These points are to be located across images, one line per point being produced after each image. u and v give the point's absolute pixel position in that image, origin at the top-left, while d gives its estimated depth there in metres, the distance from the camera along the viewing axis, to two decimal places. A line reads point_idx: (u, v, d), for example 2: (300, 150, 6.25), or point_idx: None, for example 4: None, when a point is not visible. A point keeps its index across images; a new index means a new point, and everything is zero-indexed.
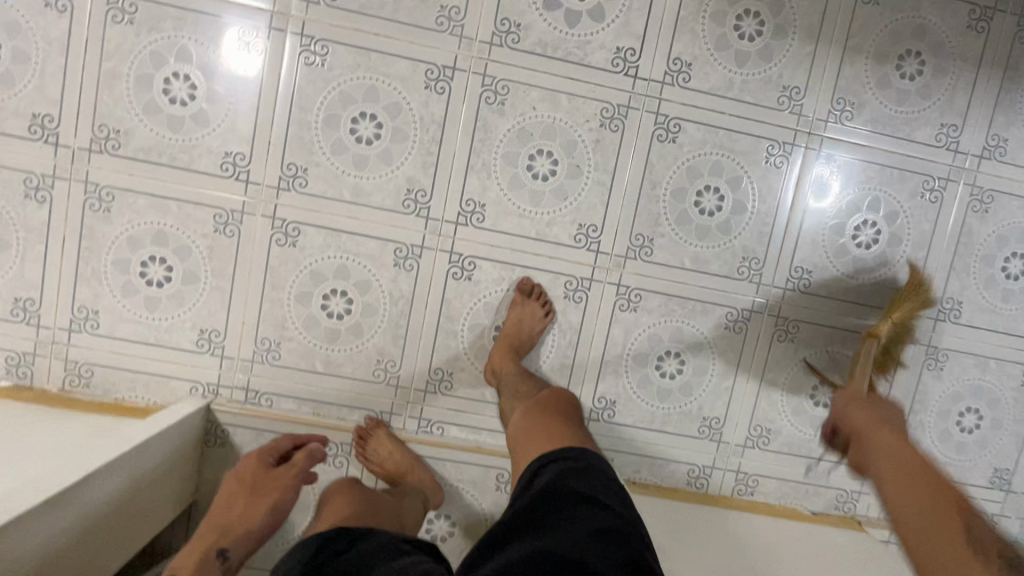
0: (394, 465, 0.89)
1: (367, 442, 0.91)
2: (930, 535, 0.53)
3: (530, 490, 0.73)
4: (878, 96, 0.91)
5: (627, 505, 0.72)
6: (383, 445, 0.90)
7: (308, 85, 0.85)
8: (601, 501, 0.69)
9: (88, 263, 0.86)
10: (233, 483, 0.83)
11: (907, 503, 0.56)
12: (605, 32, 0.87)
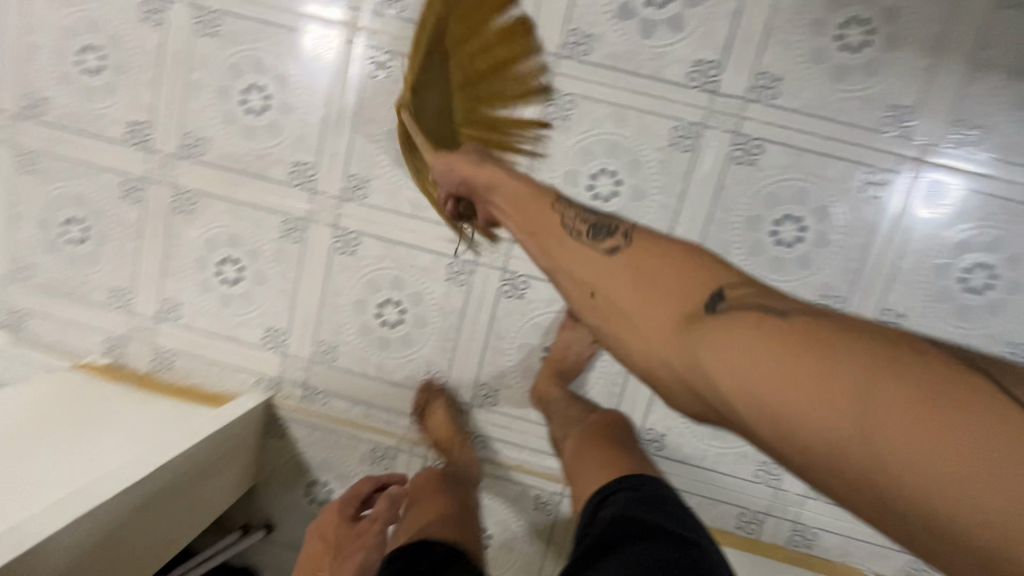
0: (446, 438, 0.90)
1: (426, 411, 0.92)
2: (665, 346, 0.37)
3: (592, 528, 0.65)
4: (1010, 118, 0.78)
5: (698, 534, 0.63)
6: (442, 417, 0.91)
7: (374, 98, 0.86)
8: (668, 529, 0.61)
9: (173, 260, 0.94)
10: (316, 543, 0.82)
11: (630, 318, 0.40)
12: (683, 44, 0.80)
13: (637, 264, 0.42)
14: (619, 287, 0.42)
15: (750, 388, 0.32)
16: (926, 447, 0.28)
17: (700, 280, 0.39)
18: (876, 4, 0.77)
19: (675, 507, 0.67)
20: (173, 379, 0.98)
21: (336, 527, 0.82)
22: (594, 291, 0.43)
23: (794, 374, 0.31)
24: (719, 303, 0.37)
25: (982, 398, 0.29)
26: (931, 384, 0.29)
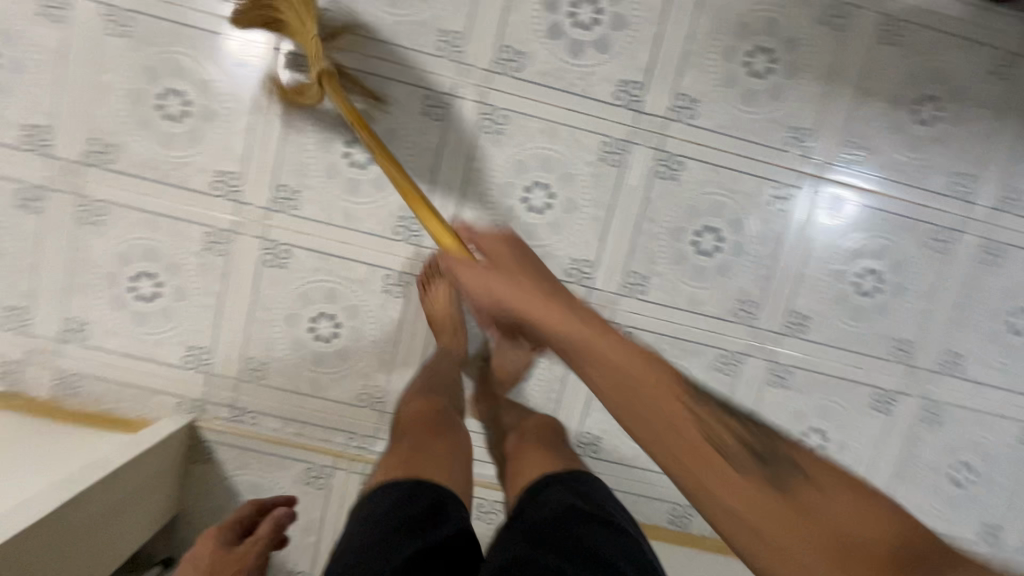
0: (440, 317, 0.85)
1: (428, 286, 0.86)
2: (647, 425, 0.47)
3: (540, 506, 0.66)
4: (890, 141, 0.88)
5: (634, 528, 0.67)
6: (440, 295, 0.85)
7: (304, 106, 0.84)
8: (609, 519, 0.64)
9: (79, 275, 0.86)
10: (189, 568, 0.72)
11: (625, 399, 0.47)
12: (609, 64, 0.84)
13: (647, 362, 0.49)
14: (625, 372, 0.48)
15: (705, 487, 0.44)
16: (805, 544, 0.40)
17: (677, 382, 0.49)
18: (778, 36, 0.85)
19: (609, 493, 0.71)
20: (80, 405, 0.89)
21: (213, 551, 0.73)
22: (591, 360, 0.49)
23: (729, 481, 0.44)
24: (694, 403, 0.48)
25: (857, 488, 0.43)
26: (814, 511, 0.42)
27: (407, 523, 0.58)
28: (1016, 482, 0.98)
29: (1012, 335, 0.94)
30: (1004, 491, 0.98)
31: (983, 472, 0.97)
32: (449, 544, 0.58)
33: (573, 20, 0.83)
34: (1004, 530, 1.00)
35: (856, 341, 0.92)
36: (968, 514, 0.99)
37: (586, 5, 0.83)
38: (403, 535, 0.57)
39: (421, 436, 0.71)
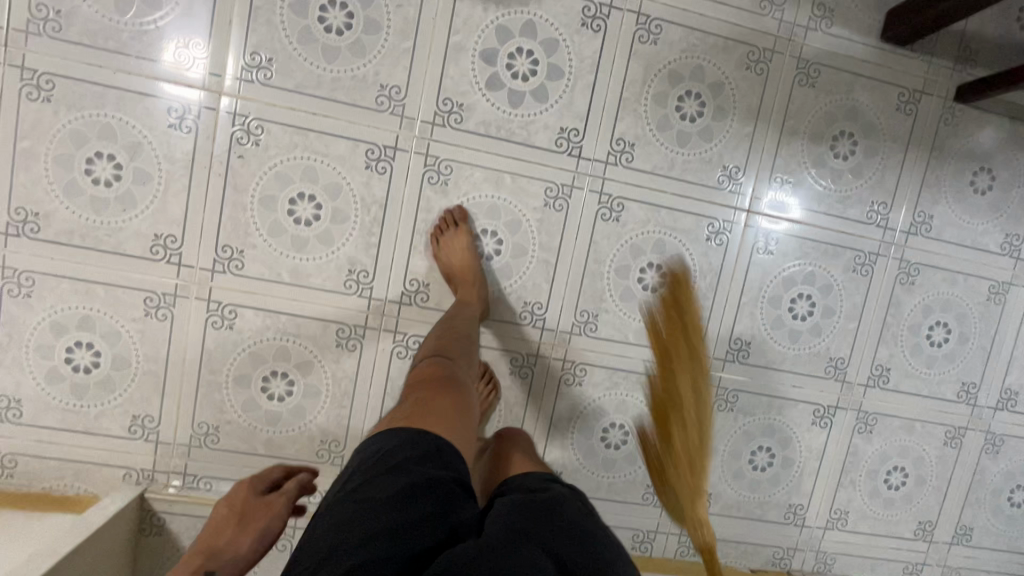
0: (457, 265, 0.85)
1: (445, 233, 0.86)
2: None
3: (533, 494, 0.67)
4: (812, 175, 0.94)
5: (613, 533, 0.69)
6: (458, 244, 0.85)
7: (243, 165, 0.82)
8: (593, 517, 0.66)
9: (8, 350, 0.82)
10: (222, 508, 0.75)
11: None
12: (548, 113, 0.87)
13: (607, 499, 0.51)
14: None
15: None
16: None
17: None
18: (705, 81, 0.90)
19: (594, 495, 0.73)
20: (15, 485, 0.85)
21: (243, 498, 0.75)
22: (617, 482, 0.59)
23: None
24: None
25: None
26: None
27: (408, 464, 0.59)
28: (943, 480, 1.06)
29: (931, 346, 1.01)
30: (933, 489, 1.06)
31: (914, 474, 1.05)
32: (447, 483, 0.59)
33: (511, 71, 0.85)
34: (937, 525, 1.07)
35: (794, 362, 0.98)
36: (902, 513, 1.06)
37: (522, 57, 0.85)
38: (406, 473, 0.58)
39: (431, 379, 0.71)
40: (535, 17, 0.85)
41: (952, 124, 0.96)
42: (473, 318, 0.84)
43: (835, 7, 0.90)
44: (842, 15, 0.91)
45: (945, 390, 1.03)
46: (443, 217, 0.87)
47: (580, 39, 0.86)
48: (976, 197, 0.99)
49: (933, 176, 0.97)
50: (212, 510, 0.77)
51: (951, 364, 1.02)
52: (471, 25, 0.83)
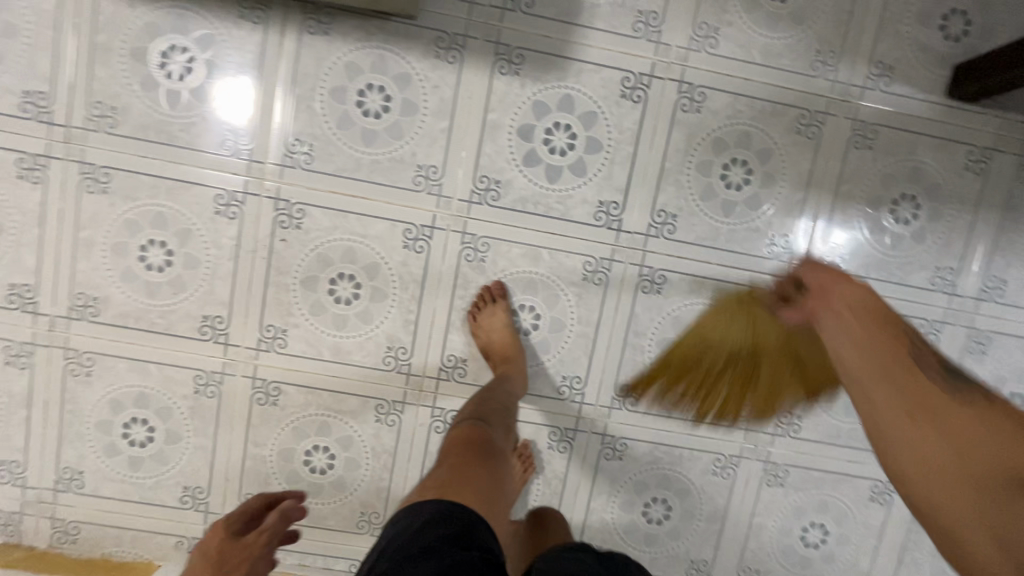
0: (495, 342, 0.84)
1: (483, 309, 0.85)
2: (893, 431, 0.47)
3: None
4: (870, 241, 0.88)
5: None
6: (496, 321, 0.84)
7: (285, 248, 0.84)
8: None
9: (71, 425, 0.86)
10: (200, 560, 0.73)
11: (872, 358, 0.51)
12: (586, 186, 0.85)
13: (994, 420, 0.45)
14: (965, 433, 0.44)
15: (925, 466, 0.45)
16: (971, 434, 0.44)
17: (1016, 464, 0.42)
18: (752, 147, 0.86)
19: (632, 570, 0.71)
20: (79, 551, 0.90)
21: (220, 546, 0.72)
22: (915, 411, 0.47)
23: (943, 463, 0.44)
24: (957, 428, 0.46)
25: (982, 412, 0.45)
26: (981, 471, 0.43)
27: (439, 543, 0.58)
28: None
29: None
30: None
31: None
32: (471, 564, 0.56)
33: (548, 146, 0.84)
34: None
35: (849, 436, 0.93)
36: None
37: (560, 131, 0.84)
38: (428, 556, 0.57)
39: (465, 452, 0.72)
40: (573, 90, 0.83)
41: None
42: (511, 394, 0.83)
43: (894, 65, 0.85)
44: (902, 72, 0.85)
45: None
46: (482, 293, 0.86)
47: (620, 110, 0.84)
48: None
49: (1007, 238, 0.90)
50: (195, 556, 0.75)
51: None
52: (508, 102, 0.83)
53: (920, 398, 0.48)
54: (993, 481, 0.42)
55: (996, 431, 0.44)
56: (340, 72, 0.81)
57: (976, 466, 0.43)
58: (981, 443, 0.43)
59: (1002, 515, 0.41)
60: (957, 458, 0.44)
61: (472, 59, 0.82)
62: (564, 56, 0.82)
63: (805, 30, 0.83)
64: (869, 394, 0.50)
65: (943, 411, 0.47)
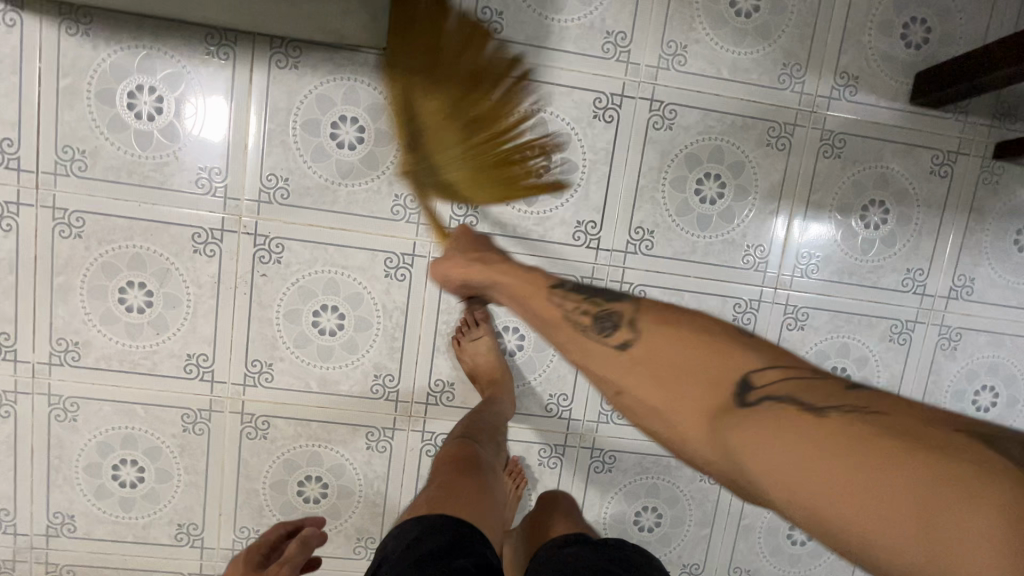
0: (482, 364, 0.85)
1: (467, 332, 0.86)
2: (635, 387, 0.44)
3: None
4: (842, 248, 0.91)
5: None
6: (480, 343, 0.85)
7: (267, 282, 0.84)
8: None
9: (59, 470, 0.86)
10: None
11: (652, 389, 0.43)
12: (564, 208, 0.86)
13: (688, 353, 0.43)
14: (652, 385, 0.43)
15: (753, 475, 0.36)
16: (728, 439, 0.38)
17: (721, 375, 0.41)
18: (724, 161, 0.87)
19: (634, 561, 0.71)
20: None
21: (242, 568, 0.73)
22: (618, 387, 0.45)
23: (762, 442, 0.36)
24: (750, 393, 0.39)
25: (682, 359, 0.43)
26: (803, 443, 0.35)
27: (435, 555, 0.60)
28: None
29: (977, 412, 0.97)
30: None
31: None
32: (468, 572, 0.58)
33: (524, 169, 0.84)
34: None
35: None
36: None
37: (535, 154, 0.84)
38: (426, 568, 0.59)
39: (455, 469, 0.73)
40: (547, 113, 0.84)
41: (993, 182, 0.91)
42: (501, 414, 0.83)
43: (858, 74, 0.87)
44: (866, 81, 0.87)
45: None
46: (464, 317, 0.86)
47: (592, 130, 0.84)
48: None
49: (974, 237, 0.92)
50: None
51: None
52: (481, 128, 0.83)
53: (625, 376, 0.45)
54: (701, 419, 0.40)
55: (693, 350, 0.43)
56: (312, 106, 0.81)
57: (699, 405, 0.40)
58: (654, 395, 0.42)
59: (733, 445, 0.37)
60: (676, 413, 0.41)
61: (444, 86, 0.82)
62: (535, 79, 0.83)
63: (770, 44, 0.85)
64: (610, 384, 0.46)
65: (638, 373, 0.44)
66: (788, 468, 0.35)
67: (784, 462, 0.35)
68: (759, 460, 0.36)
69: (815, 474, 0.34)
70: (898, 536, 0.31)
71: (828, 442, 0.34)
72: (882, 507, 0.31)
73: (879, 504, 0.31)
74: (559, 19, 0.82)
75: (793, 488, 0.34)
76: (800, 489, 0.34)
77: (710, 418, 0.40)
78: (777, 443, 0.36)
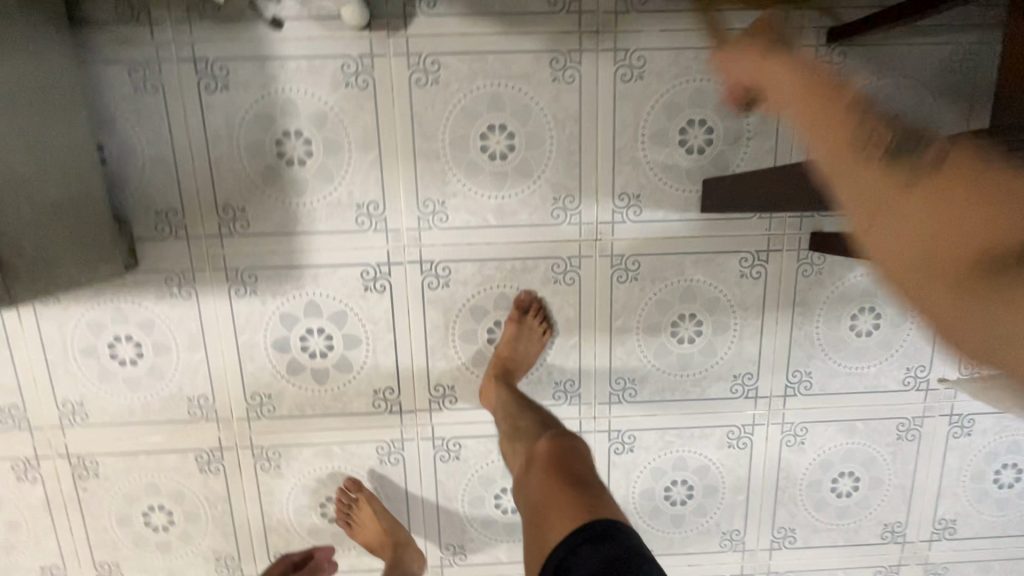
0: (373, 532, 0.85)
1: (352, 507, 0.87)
2: (883, 215, 0.36)
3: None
4: (658, 367, 0.87)
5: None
6: (366, 512, 0.86)
7: (92, 494, 0.88)
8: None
9: None
10: None
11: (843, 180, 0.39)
12: (357, 379, 0.85)
13: (934, 201, 0.34)
14: (886, 201, 0.36)
15: (927, 244, 0.34)
16: (937, 221, 0.34)
17: (912, 202, 0.35)
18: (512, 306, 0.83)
19: (614, 515, 0.58)
20: None
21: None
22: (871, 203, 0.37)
23: (922, 224, 0.34)
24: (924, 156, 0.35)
25: (944, 189, 0.34)
26: (956, 234, 0.33)
27: None
28: None
29: (837, 497, 0.93)
30: None
31: None
32: None
33: (307, 350, 0.84)
34: None
35: (684, 543, 0.94)
36: None
37: (315, 335, 0.83)
38: None
39: None
40: (316, 295, 0.82)
41: (814, 273, 0.84)
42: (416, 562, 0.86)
43: (639, 193, 0.80)
44: (649, 197, 0.80)
45: (866, 534, 0.95)
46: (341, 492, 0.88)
47: (367, 302, 0.82)
48: (860, 340, 0.87)
49: (802, 331, 0.86)
50: None
51: (867, 510, 0.94)
52: (254, 322, 0.82)
53: (884, 193, 0.36)
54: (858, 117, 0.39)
55: (930, 216, 0.34)
56: (85, 331, 0.81)
57: (956, 245, 0.33)
58: (865, 177, 0.37)
59: (875, 227, 0.37)
60: (924, 232, 0.34)
61: (207, 287, 0.81)
62: (296, 265, 0.81)
63: (534, 180, 0.79)
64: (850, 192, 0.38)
65: (891, 200, 0.36)
66: (983, 234, 0.32)
67: (927, 222, 0.34)
68: (864, 234, 0.37)
69: (933, 223, 0.34)
70: (943, 280, 0.33)
71: (992, 278, 0.31)
72: (937, 250, 0.33)
73: (936, 222, 0.34)
74: (304, 202, 0.79)
75: (864, 215, 0.37)
76: (944, 231, 0.33)
77: (898, 218, 0.35)
78: (921, 218, 0.34)
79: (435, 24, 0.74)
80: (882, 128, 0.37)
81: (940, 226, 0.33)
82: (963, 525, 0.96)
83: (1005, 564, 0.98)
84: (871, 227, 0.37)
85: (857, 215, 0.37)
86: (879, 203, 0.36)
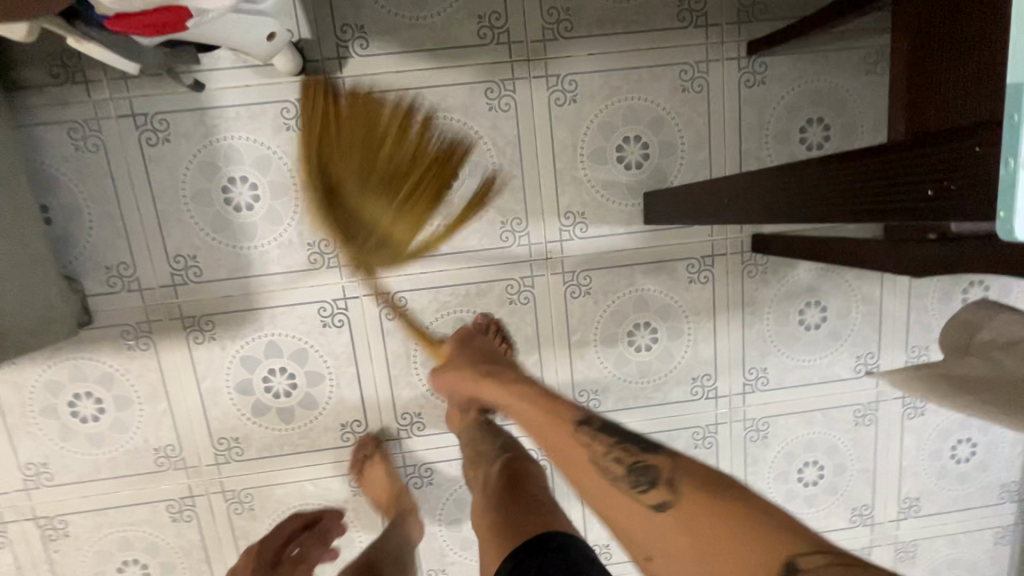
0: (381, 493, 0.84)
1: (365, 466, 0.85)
2: (652, 537, 0.39)
3: None
4: (619, 376, 0.89)
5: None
6: (377, 473, 0.84)
7: (64, 554, 0.87)
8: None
9: None
10: None
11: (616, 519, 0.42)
12: (324, 415, 0.86)
13: (681, 524, 0.38)
14: (672, 549, 0.38)
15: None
16: (704, 548, 0.36)
17: (677, 538, 0.37)
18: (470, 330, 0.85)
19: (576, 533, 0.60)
20: None
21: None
22: (641, 550, 0.40)
23: (683, 546, 0.37)
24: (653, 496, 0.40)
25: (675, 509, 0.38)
26: (728, 556, 0.35)
27: None
28: None
29: (804, 487, 0.96)
30: None
31: None
32: None
33: (271, 391, 0.84)
34: None
35: None
36: None
37: (277, 375, 0.84)
38: None
39: None
40: (275, 335, 0.83)
41: (758, 273, 0.87)
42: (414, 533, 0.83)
43: (583, 210, 0.83)
44: (594, 214, 0.83)
45: (835, 520, 0.98)
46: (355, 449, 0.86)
47: (327, 338, 0.83)
48: (810, 333, 0.90)
49: (754, 329, 0.89)
50: None
51: (834, 496, 0.97)
52: (214, 367, 0.83)
53: (643, 531, 0.39)
54: (561, 418, 0.50)
55: (682, 526, 0.37)
56: (43, 392, 0.81)
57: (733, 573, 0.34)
58: (647, 523, 0.39)
59: (655, 556, 0.39)
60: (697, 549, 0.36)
61: (165, 337, 0.81)
62: (253, 308, 0.82)
63: (480, 206, 0.81)
64: (631, 544, 0.41)
65: (637, 527, 0.40)
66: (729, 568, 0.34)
67: (693, 548, 0.36)
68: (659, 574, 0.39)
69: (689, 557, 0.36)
70: None
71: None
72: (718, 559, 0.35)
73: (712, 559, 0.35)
74: (255, 245, 0.80)
75: (659, 562, 0.38)
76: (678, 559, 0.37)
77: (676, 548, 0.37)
78: (688, 544, 0.37)
79: (369, 64, 0.76)
80: (610, 449, 0.45)
81: (704, 550, 0.36)
82: (928, 502, 0.99)
83: (971, 537, 1.01)
84: (659, 561, 0.38)
85: (650, 554, 0.39)
86: (663, 547, 0.38)
